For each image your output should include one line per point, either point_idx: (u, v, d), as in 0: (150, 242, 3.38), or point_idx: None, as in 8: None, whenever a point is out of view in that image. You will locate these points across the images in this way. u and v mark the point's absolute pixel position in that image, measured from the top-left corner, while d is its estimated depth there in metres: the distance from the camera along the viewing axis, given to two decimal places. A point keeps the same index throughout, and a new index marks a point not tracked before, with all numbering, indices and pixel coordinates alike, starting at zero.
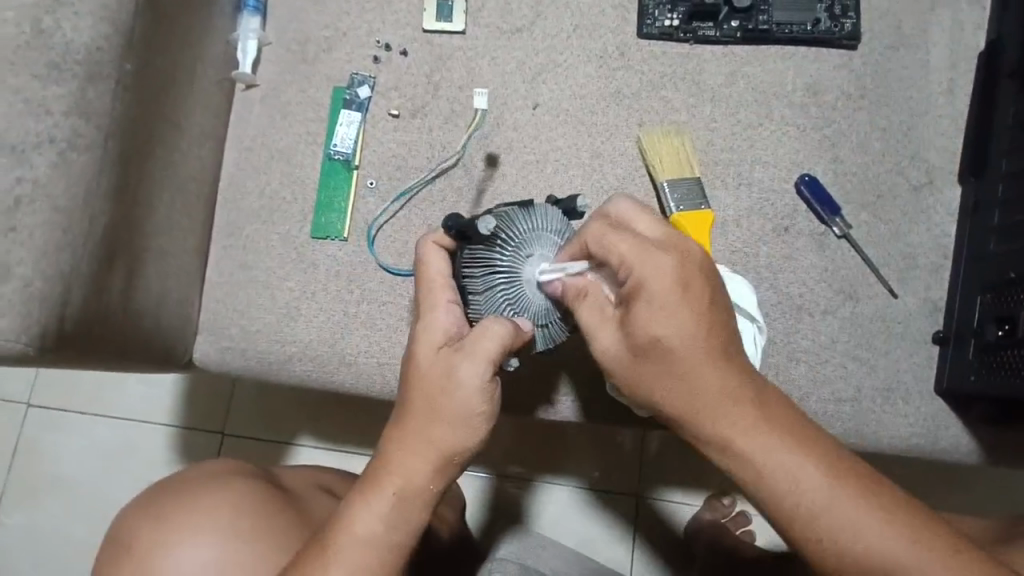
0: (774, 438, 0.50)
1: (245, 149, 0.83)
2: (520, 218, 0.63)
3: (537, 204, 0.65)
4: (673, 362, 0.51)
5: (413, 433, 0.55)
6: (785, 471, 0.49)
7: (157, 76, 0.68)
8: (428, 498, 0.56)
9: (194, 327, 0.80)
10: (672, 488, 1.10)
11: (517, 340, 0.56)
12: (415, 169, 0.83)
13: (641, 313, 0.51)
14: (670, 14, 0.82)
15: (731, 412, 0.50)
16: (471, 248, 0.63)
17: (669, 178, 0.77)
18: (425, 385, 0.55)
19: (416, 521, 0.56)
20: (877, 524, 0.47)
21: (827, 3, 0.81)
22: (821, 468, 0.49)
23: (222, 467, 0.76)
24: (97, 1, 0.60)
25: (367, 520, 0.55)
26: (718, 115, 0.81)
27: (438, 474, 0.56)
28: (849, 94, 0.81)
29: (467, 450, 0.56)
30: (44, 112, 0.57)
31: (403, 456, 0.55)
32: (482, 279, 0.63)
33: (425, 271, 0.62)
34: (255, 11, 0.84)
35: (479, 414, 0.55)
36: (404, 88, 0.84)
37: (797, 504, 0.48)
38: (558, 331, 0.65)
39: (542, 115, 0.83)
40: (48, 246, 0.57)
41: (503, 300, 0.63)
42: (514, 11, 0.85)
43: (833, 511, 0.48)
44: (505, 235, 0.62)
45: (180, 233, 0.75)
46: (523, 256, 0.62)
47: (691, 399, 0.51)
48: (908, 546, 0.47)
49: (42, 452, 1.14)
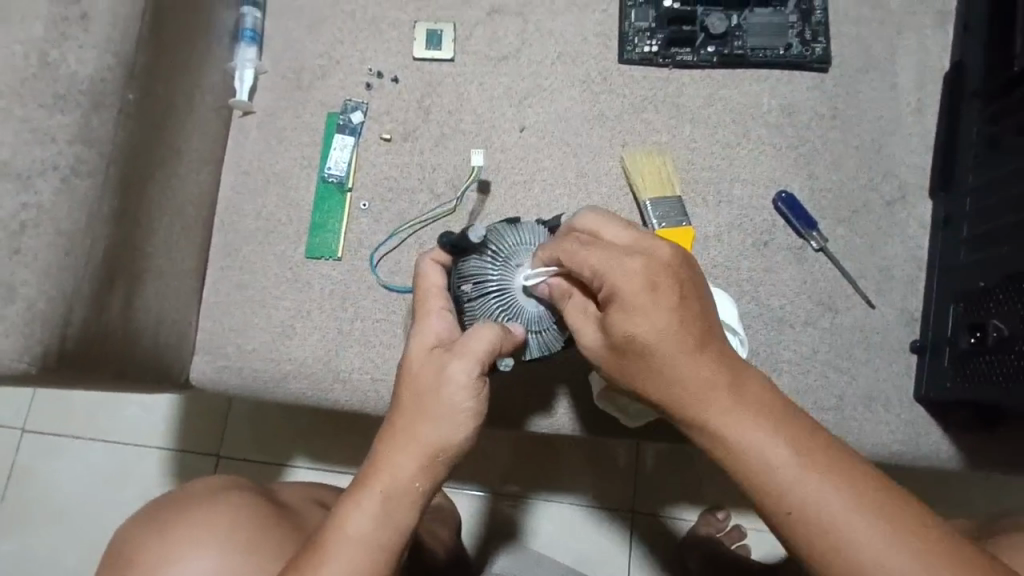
0: (751, 420, 0.50)
1: (243, 172, 0.86)
2: (508, 233, 0.67)
3: (524, 221, 0.69)
4: (651, 356, 0.52)
5: (403, 431, 0.57)
6: (757, 450, 0.50)
7: (158, 104, 0.70)
8: (416, 496, 0.57)
9: (191, 345, 0.82)
10: (667, 503, 1.11)
11: (506, 342, 0.59)
12: (407, 191, 0.85)
13: (614, 317, 0.52)
14: (650, 40, 0.86)
15: (707, 397, 0.51)
16: (464, 260, 0.66)
17: (652, 197, 0.80)
18: (415, 385, 0.57)
19: (405, 520, 0.57)
20: (848, 504, 0.48)
21: (798, 29, 0.85)
22: (790, 446, 0.49)
23: (220, 483, 0.77)
24: (103, 34, 0.63)
25: (358, 519, 0.56)
26: (697, 136, 0.85)
27: (425, 472, 0.57)
28: (822, 115, 0.85)
29: (453, 447, 0.57)
30: (49, 140, 0.60)
31: (392, 455, 0.57)
32: (476, 287, 0.65)
33: (422, 282, 0.64)
34: (252, 42, 0.87)
35: (466, 411, 0.56)
36: (396, 112, 0.87)
37: (772, 486, 0.49)
38: (552, 339, 0.67)
39: (528, 137, 0.86)
40: (51, 267, 0.59)
41: (496, 307, 0.65)
42: (500, 39, 0.88)
43: (801, 488, 0.48)
44: (494, 248, 0.66)
45: (178, 254, 0.77)
46: (514, 266, 0.65)
47: (671, 389, 0.52)
48: (872, 521, 0.47)
49: (37, 477, 1.15)
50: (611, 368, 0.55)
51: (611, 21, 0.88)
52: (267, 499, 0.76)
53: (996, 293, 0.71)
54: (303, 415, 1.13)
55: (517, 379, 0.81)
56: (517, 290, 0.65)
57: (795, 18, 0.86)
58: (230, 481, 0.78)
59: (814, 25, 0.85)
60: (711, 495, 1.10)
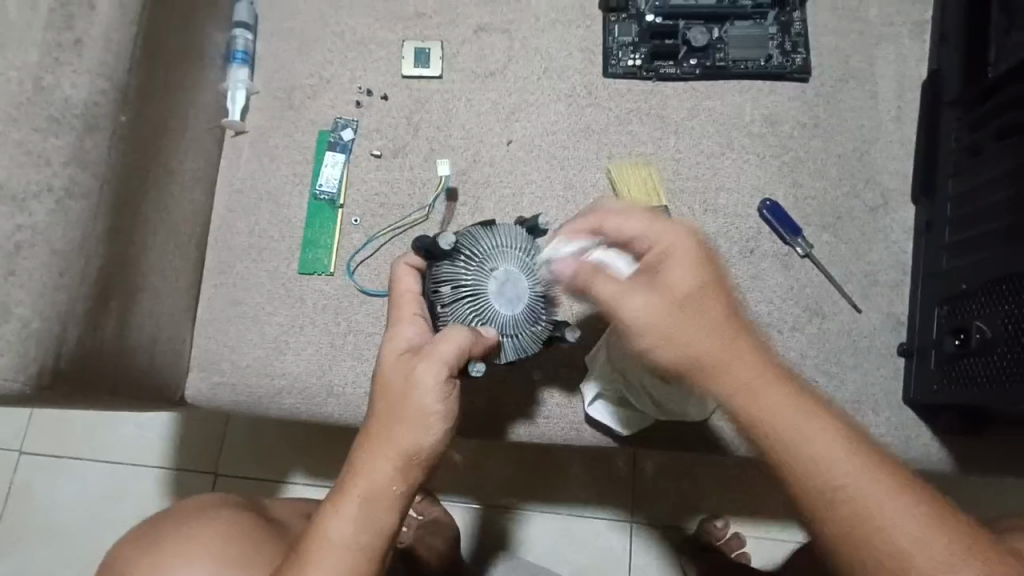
0: (806, 423, 0.53)
1: (235, 191, 0.87)
2: (483, 236, 0.66)
3: (501, 224, 0.69)
4: (719, 355, 0.54)
5: (378, 436, 0.58)
6: (797, 408, 0.54)
7: (151, 126, 0.72)
8: (394, 499, 0.58)
9: (187, 362, 0.83)
10: (665, 513, 1.11)
11: (475, 346, 0.59)
12: (398, 206, 0.86)
13: (680, 318, 0.55)
14: (633, 55, 0.88)
15: (754, 360, 0.54)
16: (438, 266, 0.66)
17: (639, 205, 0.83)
18: (386, 390, 0.59)
19: (387, 522, 0.58)
20: (871, 460, 0.52)
21: (777, 41, 0.87)
22: (820, 408, 0.54)
23: (203, 502, 0.77)
24: (96, 59, 0.64)
25: (339, 523, 0.57)
26: (682, 147, 0.86)
27: (402, 476, 0.58)
28: (804, 123, 0.86)
29: (427, 449, 0.58)
30: (44, 163, 0.61)
31: (369, 459, 0.58)
32: (449, 291, 0.65)
33: (397, 288, 0.67)
34: (243, 62, 0.89)
35: (436, 413, 0.57)
36: (386, 129, 0.89)
37: (812, 442, 0.53)
38: (527, 343, 0.66)
39: (516, 150, 0.87)
40: (46, 287, 0.60)
41: (469, 311, 0.65)
42: (487, 57, 0.90)
43: (839, 442, 0.52)
44: (469, 252, 0.66)
45: (172, 271, 0.79)
46: (488, 270, 0.65)
47: (721, 350, 0.54)
48: (895, 477, 0.52)
49: (33, 498, 1.15)
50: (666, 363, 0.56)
51: (594, 37, 0.90)
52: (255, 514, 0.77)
53: (979, 295, 0.73)
54: (300, 430, 1.13)
55: (513, 391, 0.81)
56: (491, 292, 0.65)
57: (775, 31, 0.88)
58: (215, 499, 0.79)
59: (794, 37, 0.88)
60: (708, 504, 1.11)
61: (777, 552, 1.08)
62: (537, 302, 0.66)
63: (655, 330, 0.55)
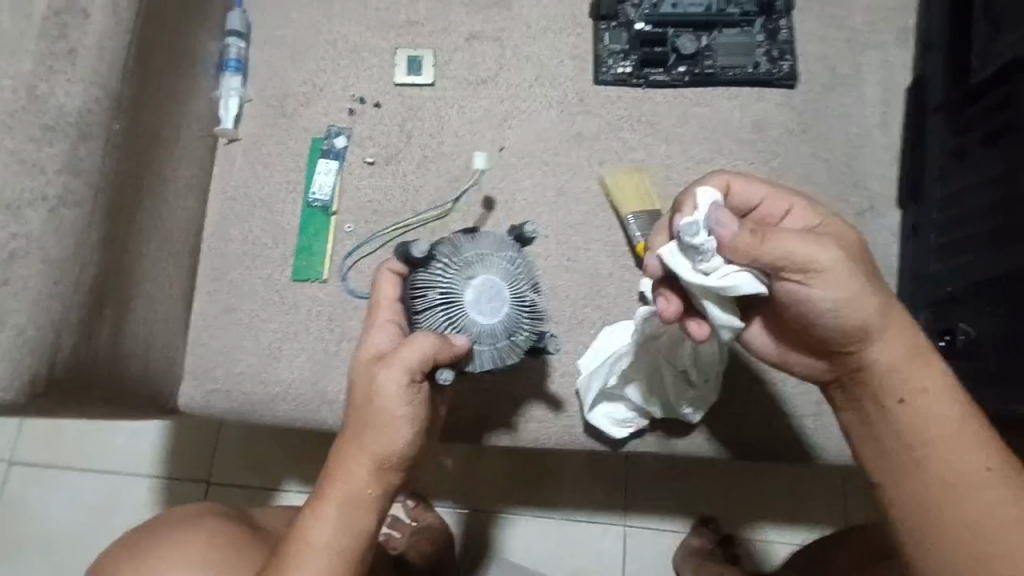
0: (959, 432, 0.56)
1: (229, 199, 0.87)
2: (465, 245, 0.66)
3: (487, 233, 0.68)
4: (896, 342, 0.57)
5: (350, 442, 0.60)
6: (932, 384, 0.57)
7: (145, 134, 0.72)
8: (370, 502, 0.60)
9: (180, 369, 0.83)
10: (660, 517, 1.11)
11: (442, 352, 0.59)
12: (391, 213, 0.87)
13: (873, 297, 0.54)
14: (623, 63, 0.90)
15: (907, 331, 0.57)
16: (416, 273, 0.66)
17: (634, 212, 0.83)
18: (355, 397, 0.60)
19: (365, 524, 0.60)
20: (989, 439, 0.57)
21: (764, 49, 0.89)
22: (952, 388, 0.58)
23: (177, 518, 0.75)
24: (90, 68, 0.65)
25: (319, 529, 0.59)
26: (672, 153, 0.87)
27: (376, 479, 0.60)
28: (792, 129, 0.87)
29: (398, 453, 0.59)
30: (38, 172, 0.61)
31: (343, 465, 0.59)
32: (423, 299, 0.65)
33: (376, 294, 0.68)
34: (236, 71, 0.90)
35: (402, 418, 0.58)
36: (379, 137, 0.89)
37: (941, 416, 0.57)
38: (505, 352, 0.65)
39: (509, 156, 0.88)
40: (40, 295, 0.60)
41: (444, 320, 0.64)
42: (479, 64, 0.91)
43: (965, 419, 0.57)
44: (447, 259, 0.65)
45: (165, 279, 0.79)
46: (465, 277, 0.64)
47: (888, 315, 0.55)
48: (1008, 454, 0.57)
49: (23, 508, 1.14)
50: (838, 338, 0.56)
51: (585, 45, 0.91)
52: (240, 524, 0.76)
53: (963, 299, 0.76)
54: (293, 437, 1.13)
55: (507, 396, 0.81)
56: (465, 300, 0.64)
57: (762, 38, 0.90)
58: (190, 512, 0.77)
59: (781, 45, 0.89)
60: (702, 507, 1.12)
61: (772, 553, 1.09)
62: (516, 312, 0.65)
63: (835, 301, 0.53)
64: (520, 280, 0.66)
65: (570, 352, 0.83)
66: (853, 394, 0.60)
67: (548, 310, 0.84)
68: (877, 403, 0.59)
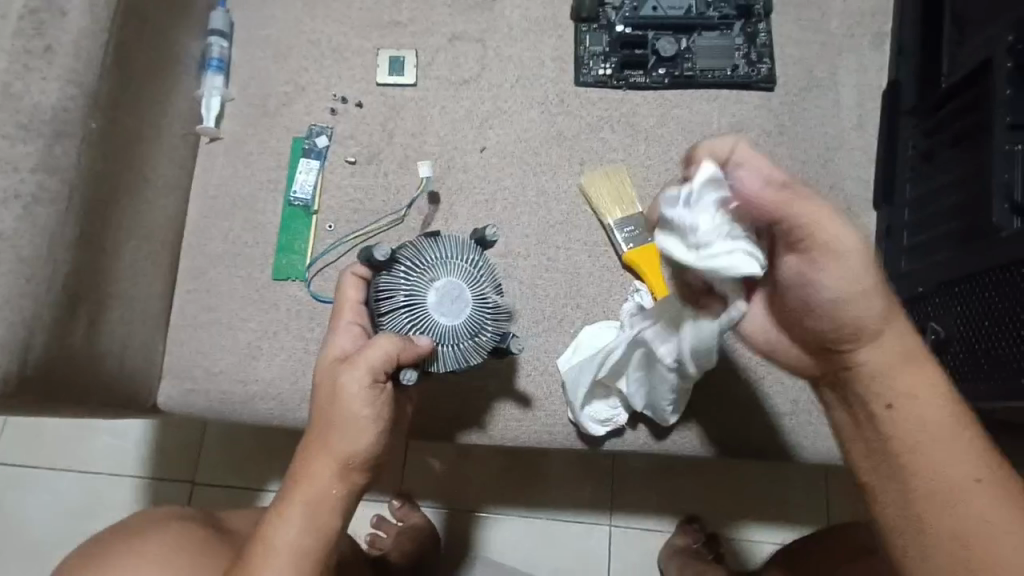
0: (946, 439, 0.56)
1: (210, 197, 0.88)
2: (428, 247, 0.66)
3: (450, 235, 0.68)
4: (893, 343, 0.57)
5: (315, 442, 0.61)
6: (927, 387, 0.57)
7: (122, 134, 0.72)
8: (335, 502, 0.61)
9: (159, 368, 0.83)
10: (643, 516, 1.12)
11: (405, 353, 0.60)
12: (372, 212, 0.87)
13: (879, 291, 0.55)
14: (604, 64, 0.91)
15: (906, 333, 0.57)
16: (378, 275, 0.67)
17: (617, 219, 0.85)
18: (320, 397, 0.61)
19: (330, 524, 0.61)
20: (984, 446, 0.57)
21: (743, 51, 0.90)
22: (949, 395, 0.58)
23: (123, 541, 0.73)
24: (66, 66, 0.65)
25: (285, 530, 0.60)
26: (651, 153, 0.88)
27: (342, 479, 0.61)
28: (770, 131, 0.89)
29: (362, 453, 0.60)
30: (12, 169, 0.61)
31: (308, 466, 0.60)
32: (387, 300, 0.65)
33: (340, 297, 0.68)
34: (218, 70, 0.90)
35: (366, 417, 0.60)
36: (360, 136, 0.90)
37: (932, 418, 0.57)
38: (469, 353, 0.65)
39: (490, 157, 0.89)
40: (12, 294, 0.60)
41: (407, 321, 0.65)
42: (461, 65, 0.91)
43: (958, 425, 0.57)
44: (410, 261, 0.65)
45: (144, 278, 0.79)
46: (428, 280, 0.64)
47: (888, 314, 0.56)
48: (1000, 464, 0.57)
49: (3, 509, 1.13)
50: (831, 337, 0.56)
51: (567, 46, 0.92)
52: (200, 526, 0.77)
53: (934, 298, 0.78)
54: (276, 437, 1.13)
55: (485, 395, 0.82)
56: (427, 301, 0.64)
57: (741, 41, 0.91)
58: (135, 528, 0.76)
59: (759, 48, 0.90)
60: (685, 506, 1.12)
61: (753, 553, 1.10)
62: (479, 313, 0.65)
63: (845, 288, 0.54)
64: (483, 282, 0.66)
65: (549, 351, 0.83)
66: (846, 393, 0.60)
67: (528, 310, 0.84)
68: (868, 403, 0.59)
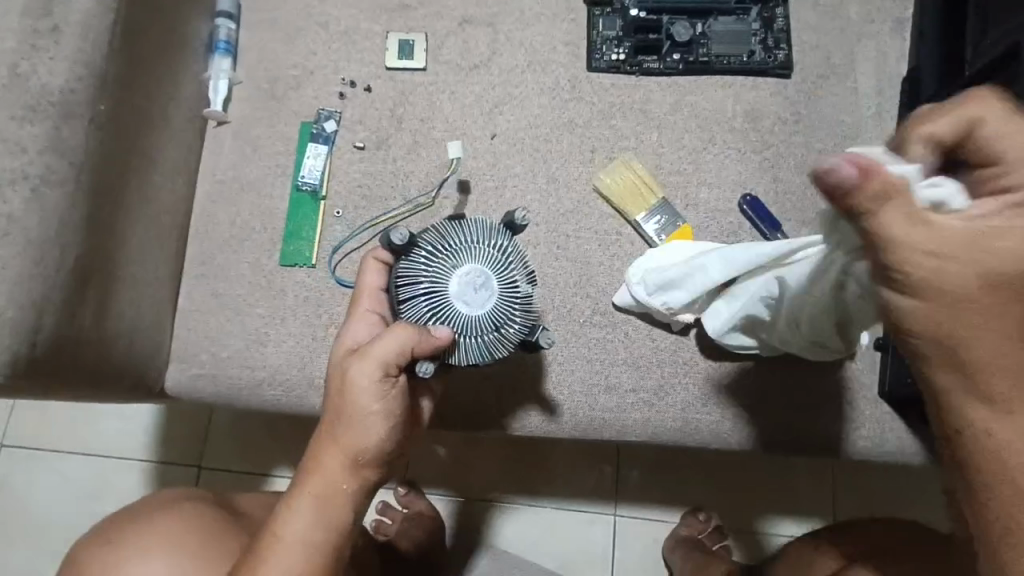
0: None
1: (217, 182, 0.87)
2: (453, 232, 0.65)
3: (475, 218, 0.67)
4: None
5: (325, 436, 0.61)
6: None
7: (131, 116, 0.72)
8: (345, 497, 0.60)
9: (167, 352, 0.83)
10: (650, 506, 1.12)
11: (417, 347, 0.58)
12: (380, 199, 0.86)
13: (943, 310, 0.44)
14: (617, 49, 0.89)
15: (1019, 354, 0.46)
16: (398, 261, 0.66)
17: (642, 214, 0.84)
18: (331, 389, 0.61)
19: (342, 519, 0.61)
20: None
21: (760, 37, 0.88)
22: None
23: (122, 537, 0.72)
24: (73, 46, 0.64)
25: (292, 524, 0.59)
26: (664, 141, 0.87)
27: (352, 473, 0.60)
28: (786, 119, 0.87)
29: (372, 448, 0.60)
30: (20, 151, 0.60)
31: (319, 460, 0.60)
32: (407, 288, 0.64)
33: (361, 282, 0.68)
34: (226, 52, 0.89)
35: (376, 411, 0.59)
36: (369, 121, 0.89)
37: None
38: (493, 345, 0.64)
39: (499, 143, 0.87)
40: (21, 276, 0.60)
41: (426, 309, 0.63)
42: (471, 49, 0.90)
43: None
44: (431, 248, 0.64)
45: (152, 262, 0.78)
46: (451, 266, 0.63)
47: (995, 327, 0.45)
48: None
49: (13, 490, 1.14)
50: (899, 297, 0.45)
51: (579, 31, 0.90)
52: (208, 509, 0.76)
53: None
54: (283, 422, 1.13)
55: (498, 386, 0.81)
56: (448, 289, 0.62)
57: (757, 27, 0.89)
58: (138, 516, 0.74)
59: (776, 33, 0.88)
60: (691, 496, 1.12)
61: (762, 544, 1.10)
62: (505, 303, 0.63)
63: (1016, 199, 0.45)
64: (511, 268, 0.64)
65: (559, 340, 0.82)
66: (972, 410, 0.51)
67: (538, 299, 0.83)
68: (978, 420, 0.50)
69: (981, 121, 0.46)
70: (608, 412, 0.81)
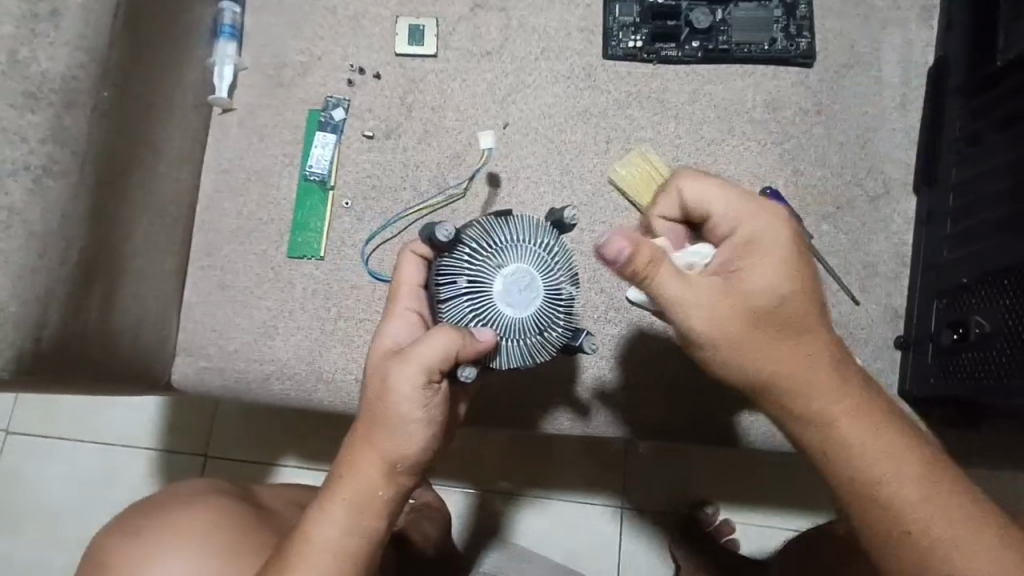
0: (892, 442, 0.53)
1: (223, 171, 0.85)
2: (497, 229, 0.63)
3: (519, 215, 0.65)
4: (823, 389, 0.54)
5: (362, 440, 0.59)
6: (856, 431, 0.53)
7: (136, 103, 0.69)
8: (381, 504, 0.59)
9: (173, 345, 0.81)
10: (663, 500, 1.11)
11: (462, 352, 0.56)
12: (390, 189, 0.84)
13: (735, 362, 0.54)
14: (634, 36, 0.86)
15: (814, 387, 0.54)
16: (439, 258, 0.64)
17: None
18: (369, 392, 0.59)
19: (376, 525, 0.60)
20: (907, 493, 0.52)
21: (782, 24, 0.85)
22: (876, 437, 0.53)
23: (149, 533, 0.70)
24: (75, 31, 0.62)
25: (325, 528, 0.58)
26: (682, 132, 0.84)
27: (388, 480, 0.59)
28: (807, 110, 0.84)
29: (411, 455, 0.58)
30: (20, 140, 0.58)
31: (355, 463, 0.59)
32: (449, 287, 0.62)
33: (399, 277, 0.66)
34: (231, 37, 0.86)
35: (417, 419, 0.57)
36: (379, 109, 0.86)
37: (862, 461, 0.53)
38: (534, 349, 0.63)
39: (512, 133, 0.85)
40: (24, 271, 0.58)
41: (468, 310, 0.62)
42: (483, 35, 0.87)
43: (880, 468, 0.53)
44: (475, 245, 0.62)
45: (158, 253, 0.77)
46: (496, 266, 0.61)
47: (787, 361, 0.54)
48: (936, 513, 0.52)
49: (21, 478, 1.14)
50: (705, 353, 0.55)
51: (595, 16, 0.87)
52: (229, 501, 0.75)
53: (979, 289, 0.74)
54: (290, 414, 1.12)
55: (514, 381, 0.80)
56: (493, 289, 0.61)
57: (779, 13, 0.86)
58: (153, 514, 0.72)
59: (799, 20, 0.85)
60: (699, 489, 1.11)
61: (772, 537, 1.09)
62: (549, 306, 0.61)
63: (743, 238, 0.54)
64: (557, 271, 0.62)
65: None
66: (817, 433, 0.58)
67: None
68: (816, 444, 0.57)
69: (685, 193, 0.56)
70: (623, 410, 0.79)
